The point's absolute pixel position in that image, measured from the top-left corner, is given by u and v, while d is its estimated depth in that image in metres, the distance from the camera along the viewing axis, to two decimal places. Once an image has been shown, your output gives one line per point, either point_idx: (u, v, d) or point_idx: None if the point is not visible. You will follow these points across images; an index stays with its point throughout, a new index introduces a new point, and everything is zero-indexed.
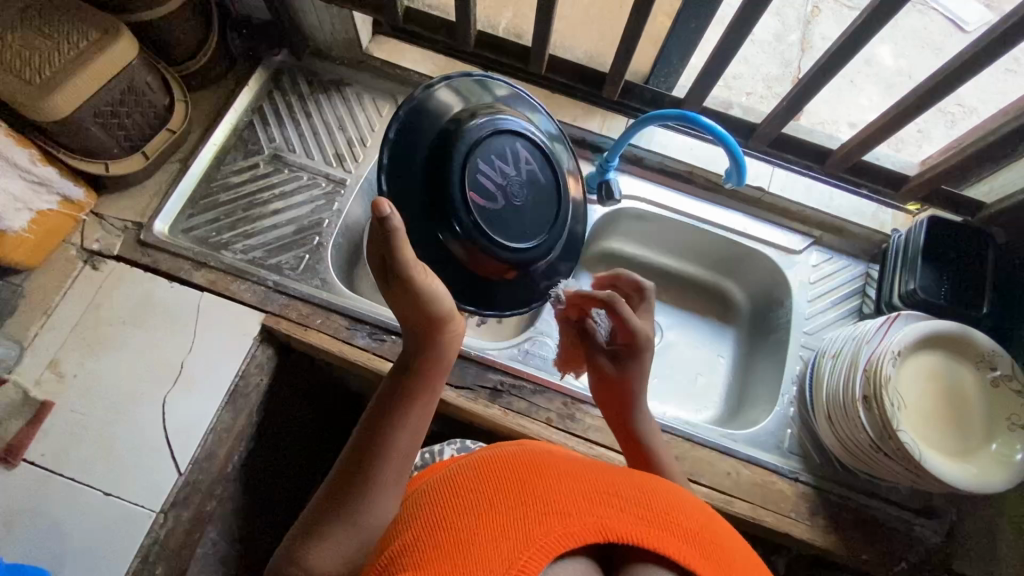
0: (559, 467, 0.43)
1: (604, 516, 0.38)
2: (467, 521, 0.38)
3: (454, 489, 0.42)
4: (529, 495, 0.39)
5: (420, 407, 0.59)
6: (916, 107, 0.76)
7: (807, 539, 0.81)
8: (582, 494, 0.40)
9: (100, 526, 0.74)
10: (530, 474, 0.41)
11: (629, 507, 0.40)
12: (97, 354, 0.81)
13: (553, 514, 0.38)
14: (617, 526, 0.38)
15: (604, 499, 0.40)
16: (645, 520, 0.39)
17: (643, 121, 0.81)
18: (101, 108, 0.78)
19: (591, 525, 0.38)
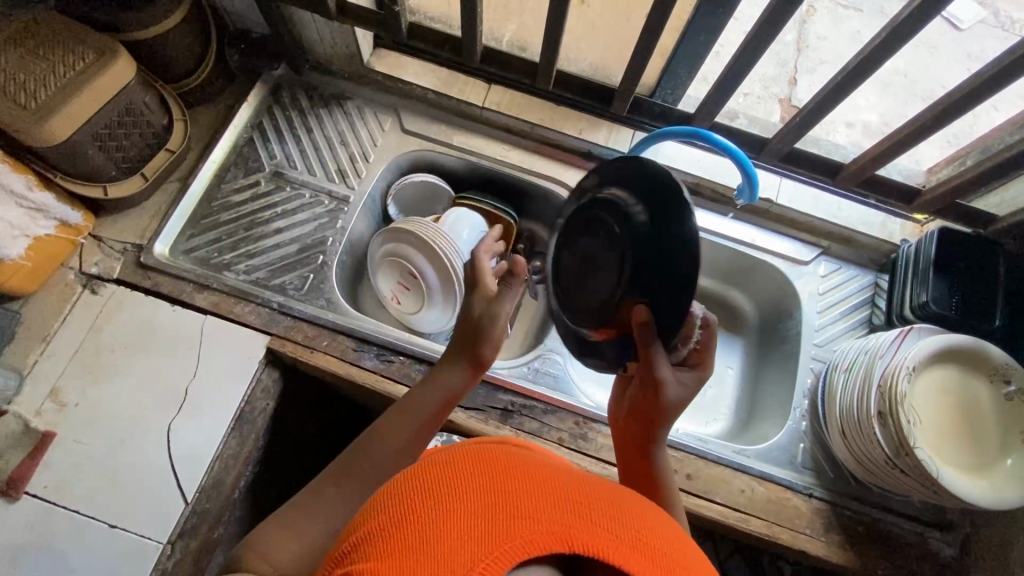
0: (539, 465, 0.36)
1: (573, 524, 0.32)
2: (423, 515, 0.32)
3: (411, 474, 0.35)
4: (498, 494, 0.33)
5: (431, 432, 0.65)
6: (931, 122, 0.75)
7: (822, 556, 0.80)
8: (555, 494, 0.33)
9: (107, 560, 0.73)
10: (503, 468, 0.34)
11: (609, 519, 0.33)
12: (98, 381, 0.80)
13: (521, 518, 0.31)
14: (588, 536, 0.31)
15: (583, 506, 0.33)
16: (623, 534, 0.32)
17: (654, 136, 0.80)
18: (99, 131, 0.76)
19: (559, 532, 0.31)
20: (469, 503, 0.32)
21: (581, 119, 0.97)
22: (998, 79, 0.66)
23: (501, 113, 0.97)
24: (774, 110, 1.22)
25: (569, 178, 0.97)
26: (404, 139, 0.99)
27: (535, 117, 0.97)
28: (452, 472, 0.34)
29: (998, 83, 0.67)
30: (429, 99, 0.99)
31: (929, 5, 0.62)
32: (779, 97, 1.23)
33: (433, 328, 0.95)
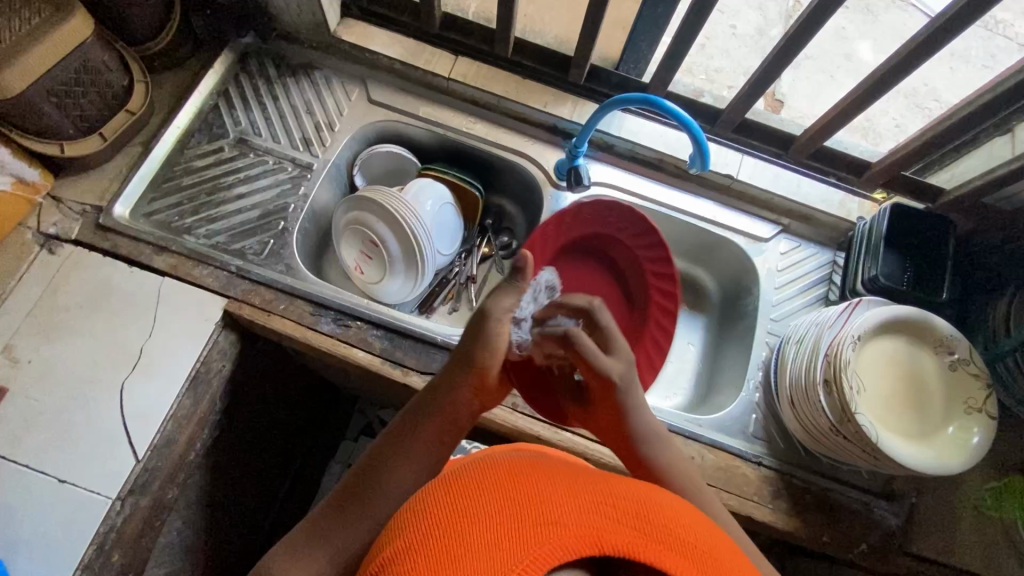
0: (553, 471, 0.41)
1: (601, 527, 0.36)
2: (464, 532, 0.36)
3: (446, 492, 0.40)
4: (522, 505, 0.37)
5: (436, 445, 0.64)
6: (875, 91, 0.76)
7: (769, 522, 0.81)
8: (582, 503, 0.38)
9: (55, 513, 0.73)
10: (521, 478, 0.40)
11: (630, 519, 0.37)
12: (53, 339, 0.80)
13: (544, 527, 0.36)
14: (614, 539, 0.36)
15: (600, 508, 0.38)
16: (648, 535, 0.37)
17: (608, 105, 0.81)
18: (54, 86, 0.76)
19: (587, 539, 0.35)
20: (499, 520, 0.36)
21: (546, 93, 0.98)
22: (935, 41, 0.68)
23: (467, 85, 0.98)
24: None
25: (534, 152, 0.99)
26: (370, 109, 1.00)
27: (500, 90, 0.98)
28: (472, 493, 0.39)
29: (933, 46, 0.68)
30: (396, 69, 1.00)
31: None
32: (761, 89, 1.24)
33: (395, 298, 0.96)
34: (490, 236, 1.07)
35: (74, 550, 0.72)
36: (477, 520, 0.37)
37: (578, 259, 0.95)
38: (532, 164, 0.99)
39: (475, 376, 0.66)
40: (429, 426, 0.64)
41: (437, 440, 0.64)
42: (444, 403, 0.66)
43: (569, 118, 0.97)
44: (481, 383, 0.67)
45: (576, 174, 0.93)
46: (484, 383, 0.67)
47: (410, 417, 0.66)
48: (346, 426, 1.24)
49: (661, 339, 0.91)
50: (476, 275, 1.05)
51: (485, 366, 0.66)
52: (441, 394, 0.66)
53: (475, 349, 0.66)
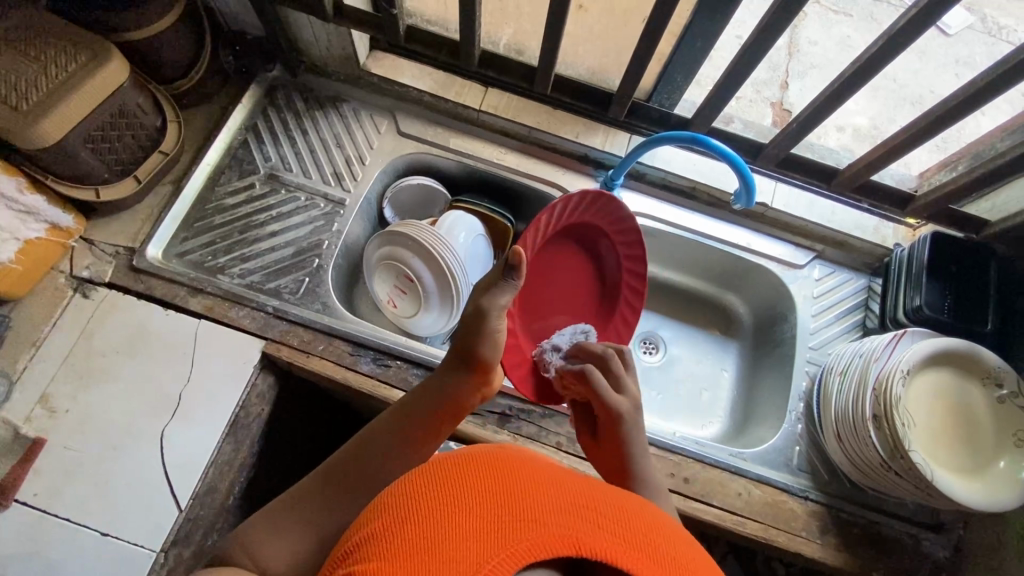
0: (542, 472, 0.42)
1: (582, 531, 0.37)
2: (438, 523, 0.37)
3: (427, 479, 0.41)
4: (505, 501, 0.38)
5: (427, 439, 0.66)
6: (926, 130, 0.76)
7: (818, 558, 0.80)
8: (566, 506, 0.38)
9: (100, 568, 0.71)
10: (506, 475, 0.40)
11: (614, 526, 0.38)
12: (90, 387, 0.78)
13: (530, 523, 0.36)
14: (593, 542, 0.36)
15: (586, 512, 0.38)
16: (626, 540, 0.37)
17: (652, 141, 0.80)
18: (92, 133, 0.75)
19: (566, 539, 0.36)
20: (485, 511, 0.37)
21: (578, 123, 0.98)
22: (993, 85, 0.67)
23: (498, 117, 0.97)
24: (767, 114, 1.23)
25: (566, 182, 0.98)
26: (400, 141, 0.99)
27: (531, 121, 0.97)
28: (464, 483, 0.40)
29: (993, 90, 0.68)
30: (426, 101, 0.99)
31: (926, 14, 0.63)
32: (771, 101, 1.24)
33: (428, 332, 0.95)
34: None
35: None
36: (464, 507, 0.38)
37: (556, 245, 0.89)
38: (564, 195, 0.98)
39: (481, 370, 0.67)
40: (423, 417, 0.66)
41: (432, 425, 0.66)
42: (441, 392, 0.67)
43: (601, 148, 0.97)
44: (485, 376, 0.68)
45: None
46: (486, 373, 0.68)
47: (409, 397, 0.68)
48: None
49: (633, 300, 0.90)
50: None
51: (488, 359, 0.67)
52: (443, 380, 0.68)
53: (477, 342, 0.66)
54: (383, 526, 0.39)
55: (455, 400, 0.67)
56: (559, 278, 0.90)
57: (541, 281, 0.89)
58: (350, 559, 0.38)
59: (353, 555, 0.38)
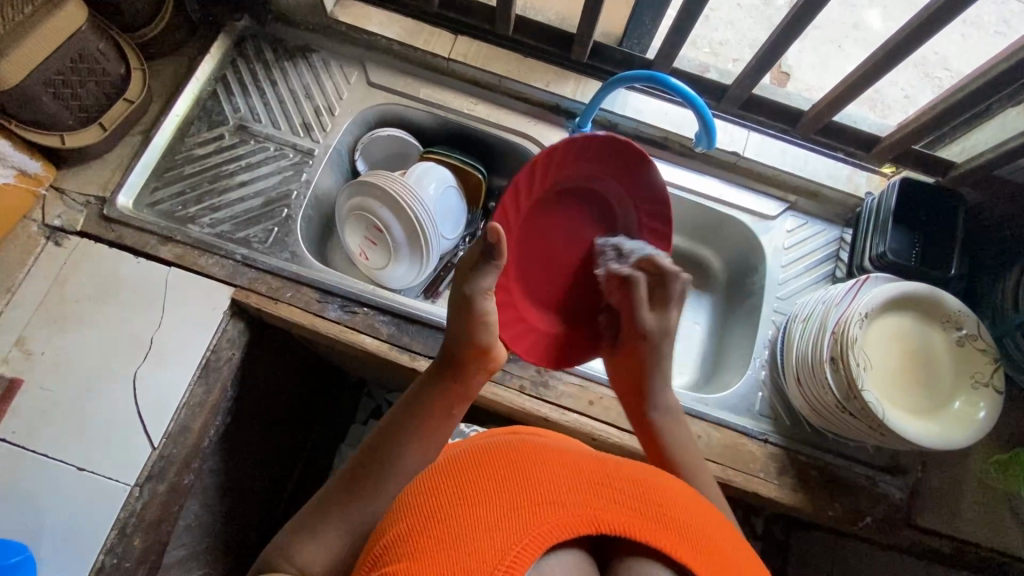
0: (550, 453, 0.46)
1: (599, 509, 0.41)
2: (466, 517, 0.41)
3: (447, 480, 0.44)
4: (524, 486, 0.42)
5: (433, 428, 0.68)
6: (887, 60, 0.75)
7: (774, 498, 0.82)
8: (578, 483, 0.43)
9: (75, 500, 0.74)
10: (519, 459, 0.44)
11: (623, 497, 0.43)
12: (64, 331, 0.80)
13: (549, 505, 0.41)
14: (609, 517, 0.41)
15: (597, 487, 0.43)
16: (638, 511, 0.42)
17: (612, 83, 0.80)
18: (52, 77, 0.76)
19: (585, 518, 0.41)
20: (504, 497, 0.41)
21: (549, 71, 0.97)
22: (947, 11, 0.67)
23: (467, 65, 0.97)
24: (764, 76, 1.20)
25: (536, 132, 0.98)
26: (369, 92, 0.99)
27: (501, 69, 0.96)
28: (483, 473, 0.44)
29: (948, 14, 0.67)
30: (394, 50, 0.99)
31: None
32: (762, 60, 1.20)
33: (400, 283, 0.96)
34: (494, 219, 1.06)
35: (94, 539, 0.73)
36: (487, 497, 0.42)
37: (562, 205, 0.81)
38: (535, 145, 0.98)
39: (479, 354, 0.71)
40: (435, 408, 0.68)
41: (443, 410, 0.69)
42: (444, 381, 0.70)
43: (571, 97, 0.96)
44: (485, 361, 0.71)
45: None
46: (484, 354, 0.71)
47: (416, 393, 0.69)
48: (356, 409, 1.26)
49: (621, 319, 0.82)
50: None
51: (483, 339, 0.70)
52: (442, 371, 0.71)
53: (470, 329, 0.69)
54: (404, 531, 0.42)
55: (459, 383, 0.70)
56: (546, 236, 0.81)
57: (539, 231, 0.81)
58: (378, 564, 0.41)
59: (387, 554, 0.41)
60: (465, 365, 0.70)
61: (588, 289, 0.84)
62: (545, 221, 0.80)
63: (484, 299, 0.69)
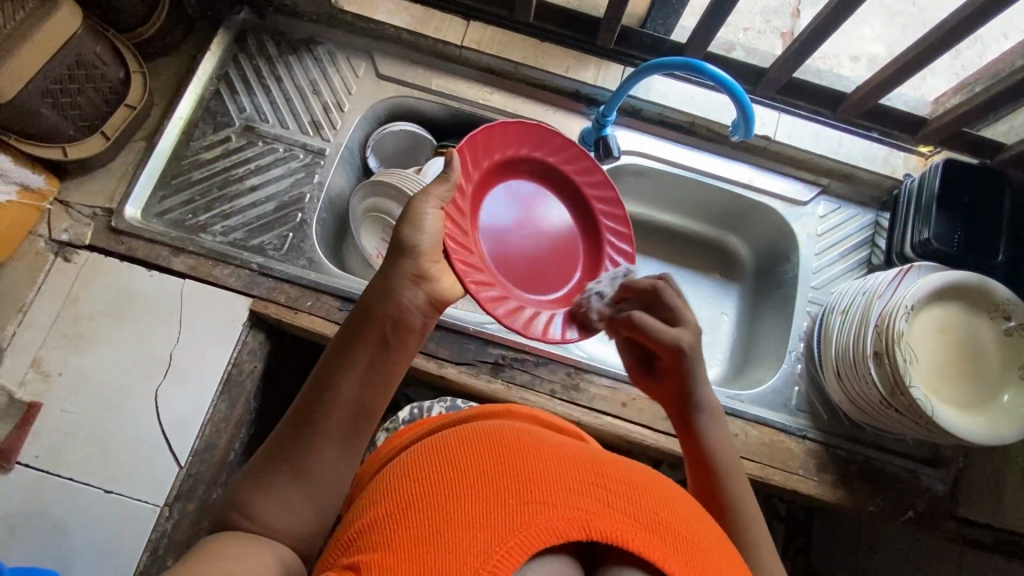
0: (547, 454, 0.44)
1: (591, 513, 0.38)
2: (445, 513, 0.38)
3: (433, 476, 0.43)
4: (512, 486, 0.39)
5: (382, 358, 0.53)
6: (942, 42, 0.71)
7: (815, 495, 0.80)
8: (571, 486, 0.40)
9: (107, 523, 0.73)
10: (512, 460, 0.42)
11: (620, 502, 0.40)
12: (80, 351, 0.78)
13: (536, 506, 0.38)
14: (601, 523, 0.38)
15: (591, 491, 0.40)
16: (633, 518, 0.39)
17: (643, 70, 0.75)
18: (50, 87, 0.72)
19: (575, 522, 0.38)
20: (491, 495, 0.39)
21: (568, 57, 0.92)
22: None
23: (482, 53, 0.92)
24: (777, 45, 1.13)
25: (557, 122, 0.93)
26: (380, 85, 0.94)
27: (518, 56, 0.92)
28: (473, 471, 0.42)
29: None
30: (404, 40, 0.93)
31: None
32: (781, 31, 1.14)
33: None
34: None
35: (128, 562, 0.72)
36: (471, 494, 0.39)
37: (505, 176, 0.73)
38: None
39: (411, 257, 0.55)
40: (377, 338, 0.53)
41: (388, 338, 0.53)
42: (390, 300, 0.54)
43: (593, 84, 0.91)
44: (419, 266, 0.55)
45: (604, 146, 0.88)
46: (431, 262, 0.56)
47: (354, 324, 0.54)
48: None
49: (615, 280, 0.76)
50: None
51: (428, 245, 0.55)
52: (376, 286, 0.55)
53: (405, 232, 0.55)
54: (387, 515, 0.41)
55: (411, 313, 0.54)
56: (505, 216, 0.73)
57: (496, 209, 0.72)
58: (353, 548, 0.40)
59: (363, 544, 0.39)
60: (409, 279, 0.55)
61: (563, 259, 0.76)
62: (489, 212, 0.72)
63: (430, 205, 0.57)
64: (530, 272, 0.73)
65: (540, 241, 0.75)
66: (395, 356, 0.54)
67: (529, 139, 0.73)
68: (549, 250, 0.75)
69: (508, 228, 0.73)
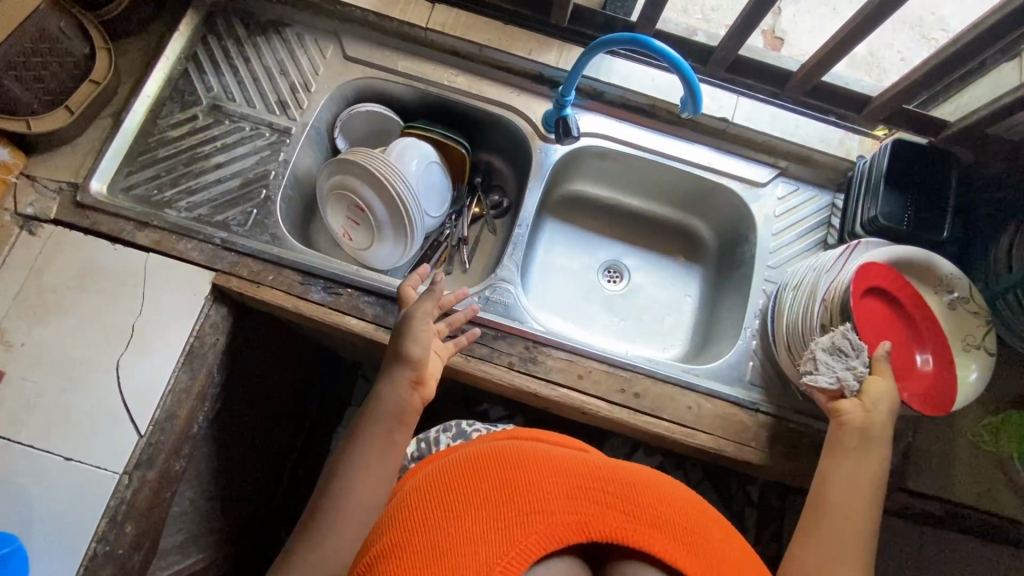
0: (543, 463, 0.47)
1: (587, 516, 0.42)
2: (454, 536, 0.42)
3: (439, 502, 0.46)
4: (514, 499, 0.43)
5: (377, 451, 0.64)
6: (876, 17, 0.73)
7: (767, 466, 0.82)
8: (568, 491, 0.44)
9: (65, 489, 0.74)
10: (512, 471, 0.46)
11: (615, 501, 0.43)
12: (43, 321, 0.79)
13: (537, 515, 0.42)
14: (598, 524, 0.42)
15: (586, 494, 0.44)
16: (629, 515, 0.43)
17: (594, 48, 0.77)
18: (10, 59, 0.73)
19: (574, 524, 0.42)
20: (493, 509, 0.43)
21: (530, 39, 0.94)
22: None
23: (446, 35, 0.94)
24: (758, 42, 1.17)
25: (520, 103, 0.95)
26: (346, 66, 0.96)
27: (481, 38, 0.93)
28: (476, 492, 0.45)
29: None
30: (370, 22, 0.95)
31: None
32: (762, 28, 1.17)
33: (385, 263, 0.94)
34: (480, 195, 1.04)
35: (86, 527, 0.73)
36: (480, 510, 0.43)
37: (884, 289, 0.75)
38: (519, 117, 0.95)
39: (411, 365, 0.69)
40: (374, 435, 0.65)
41: (385, 432, 0.65)
42: (387, 399, 0.67)
43: (555, 66, 0.93)
44: (417, 373, 0.69)
45: (563, 125, 0.90)
46: (421, 371, 0.70)
47: (357, 424, 0.66)
48: (352, 391, 1.23)
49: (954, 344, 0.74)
50: (467, 237, 1.02)
51: (417, 354, 0.70)
52: (382, 393, 0.68)
53: (402, 344, 0.71)
54: (399, 539, 0.44)
55: (403, 415, 0.67)
56: (887, 323, 0.75)
57: (881, 321, 0.75)
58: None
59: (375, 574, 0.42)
60: (399, 387, 0.68)
61: (919, 337, 0.76)
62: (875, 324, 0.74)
63: (423, 320, 0.73)
64: (909, 357, 0.75)
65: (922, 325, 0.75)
66: (387, 448, 0.64)
67: (887, 271, 0.75)
68: (918, 333, 0.75)
69: (892, 332, 0.75)
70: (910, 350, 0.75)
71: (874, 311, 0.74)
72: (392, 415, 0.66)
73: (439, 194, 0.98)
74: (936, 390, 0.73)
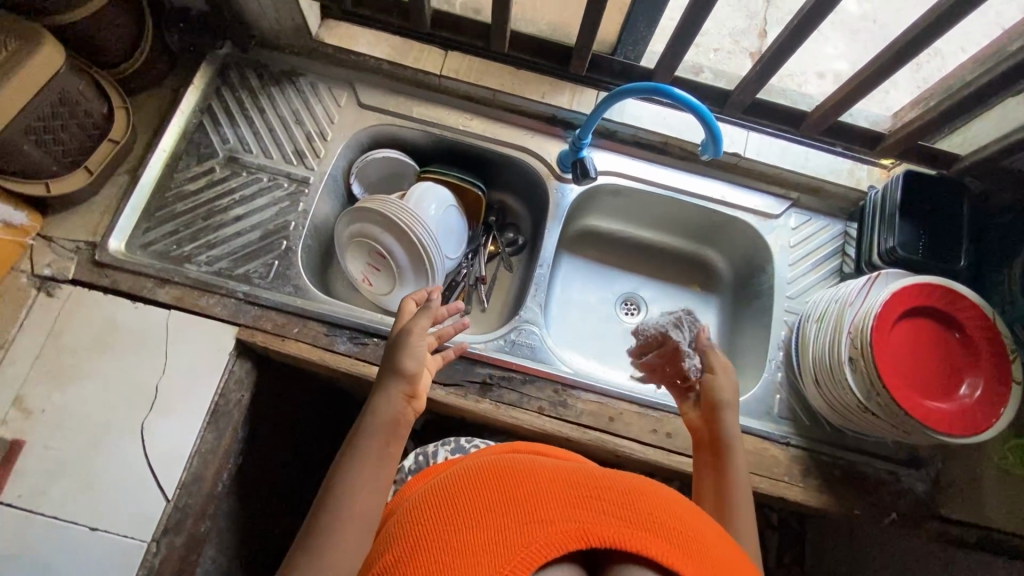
0: (541, 474, 0.45)
1: (586, 521, 0.39)
2: (450, 547, 0.39)
3: (434, 515, 0.43)
4: (512, 509, 0.41)
5: (376, 467, 0.60)
6: (891, 61, 0.76)
7: (801, 501, 0.82)
8: (567, 500, 0.41)
9: (91, 562, 0.71)
10: (510, 481, 0.44)
11: (612, 508, 0.41)
12: (63, 386, 0.77)
13: (534, 523, 0.39)
14: (598, 529, 0.39)
15: (585, 502, 0.41)
16: (629, 521, 0.40)
17: (616, 95, 0.79)
18: (33, 124, 0.73)
19: (574, 531, 0.39)
20: (490, 520, 0.40)
21: (543, 82, 0.96)
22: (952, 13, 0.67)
23: (460, 82, 0.95)
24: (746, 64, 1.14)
25: (536, 145, 0.97)
26: (362, 114, 0.96)
27: (494, 83, 0.95)
28: (472, 502, 0.43)
29: (948, 20, 0.69)
30: (384, 69, 0.96)
31: None
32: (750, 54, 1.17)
33: None
34: (496, 233, 1.04)
35: None
36: (476, 520, 0.41)
37: (911, 315, 0.77)
38: (534, 159, 0.97)
39: (405, 379, 0.66)
40: (372, 450, 0.60)
41: (381, 450, 0.61)
42: (382, 411, 0.63)
43: (569, 107, 0.95)
44: (412, 388, 0.66)
45: (581, 167, 0.94)
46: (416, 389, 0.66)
47: (353, 436, 0.62)
48: None
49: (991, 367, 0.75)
50: (485, 276, 1.02)
51: (415, 368, 0.67)
52: (372, 410, 0.64)
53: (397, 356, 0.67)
54: (400, 558, 0.41)
55: (396, 429, 0.63)
56: (915, 347, 0.76)
57: (910, 347, 0.76)
58: None
59: None
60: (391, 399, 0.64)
61: (953, 361, 0.77)
62: (903, 349, 0.76)
63: (420, 337, 0.69)
64: (944, 380, 0.76)
65: (953, 348, 0.77)
66: (386, 466, 0.60)
67: (917, 297, 0.76)
68: (949, 357, 0.77)
69: (921, 356, 0.76)
70: (946, 375, 0.76)
71: (899, 336, 0.76)
72: (387, 429, 0.62)
73: (457, 233, 0.97)
74: (972, 410, 0.73)
